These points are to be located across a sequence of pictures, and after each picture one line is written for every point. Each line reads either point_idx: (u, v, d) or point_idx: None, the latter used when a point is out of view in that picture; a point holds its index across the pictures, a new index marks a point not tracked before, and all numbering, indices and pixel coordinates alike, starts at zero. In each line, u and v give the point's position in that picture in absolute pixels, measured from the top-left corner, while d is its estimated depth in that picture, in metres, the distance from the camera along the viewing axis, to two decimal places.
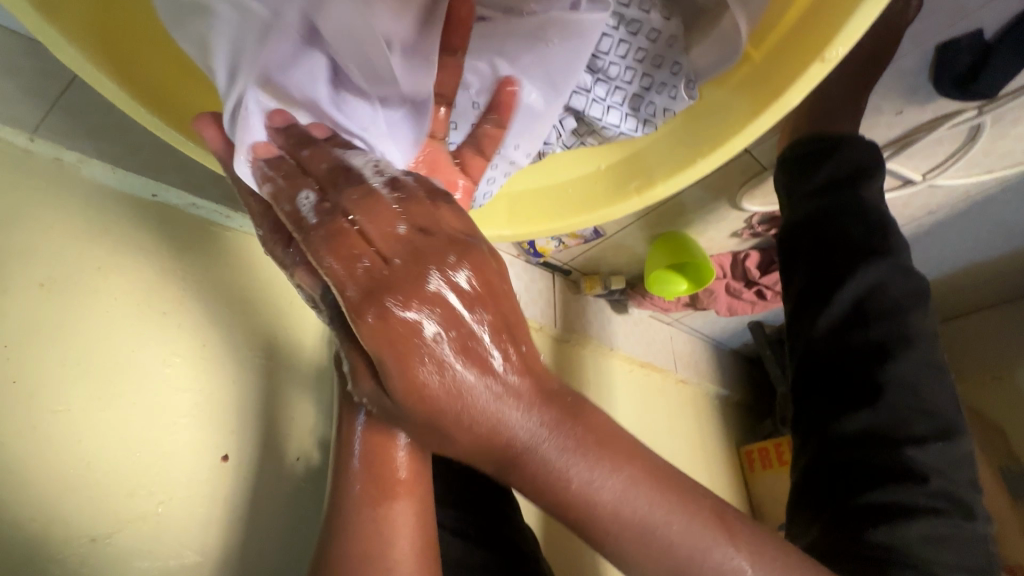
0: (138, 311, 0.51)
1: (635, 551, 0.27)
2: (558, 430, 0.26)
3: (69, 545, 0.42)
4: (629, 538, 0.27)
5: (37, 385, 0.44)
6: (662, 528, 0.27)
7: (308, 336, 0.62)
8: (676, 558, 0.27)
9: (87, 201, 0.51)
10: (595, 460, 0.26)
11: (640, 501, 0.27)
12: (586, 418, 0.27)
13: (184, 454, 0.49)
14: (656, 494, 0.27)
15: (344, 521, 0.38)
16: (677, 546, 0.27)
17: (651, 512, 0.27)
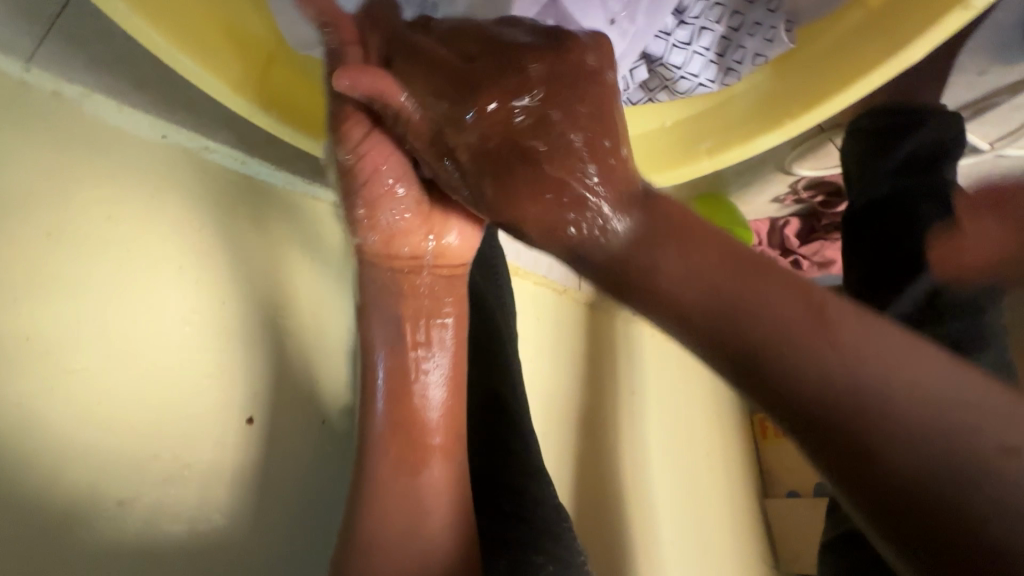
0: (153, 266, 0.47)
1: (885, 384, 0.24)
2: (758, 286, 0.28)
3: (97, 507, 0.40)
4: (880, 377, 0.24)
5: (52, 343, 0.40)
6: (859, 368, 0.25)
7: (329, 294, 0.59)
8: (898, 382, 0.24)
9: (93, 142, 0.47)
10: (803, 344, 0.26)
11: (838, 352, 0.25)
12: (785, 318, 0.27)
13: (208, 415, 0.47)
14: (875, 334, 0.26)
15: (370, 481, 0.43)
16: (890, 370, 0.24)
17: (837, 355, 0.25)
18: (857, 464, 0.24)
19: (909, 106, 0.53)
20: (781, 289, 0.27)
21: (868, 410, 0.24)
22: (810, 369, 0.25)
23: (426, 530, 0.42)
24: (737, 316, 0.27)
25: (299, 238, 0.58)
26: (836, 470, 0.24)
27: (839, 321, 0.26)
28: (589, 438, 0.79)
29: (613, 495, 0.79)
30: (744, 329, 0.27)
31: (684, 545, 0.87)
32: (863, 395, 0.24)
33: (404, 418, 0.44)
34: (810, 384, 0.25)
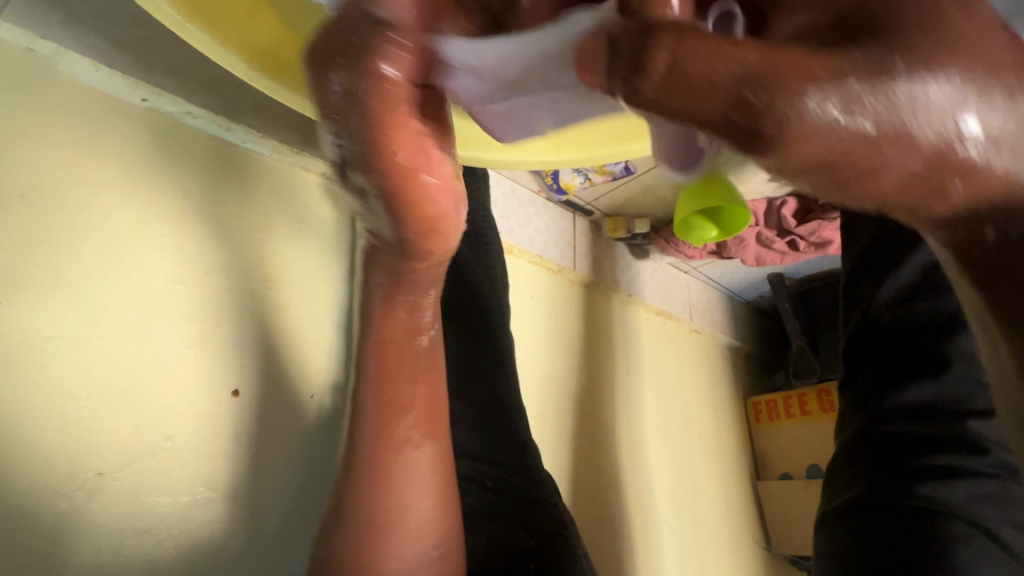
0: (134, 234, 0.46)
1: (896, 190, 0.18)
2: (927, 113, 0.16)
3: (73, 479, 0.39)
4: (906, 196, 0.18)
5: (25, 309, 0.39)
6: (930, 156, 0.17)
7: (322, 268, 0.57)
8: (913, 199, 0.18)
9: (69, 102, 0.45)
10: (877, 89, 0.16)
11: (905, 124, 0.16)
12: (863, 147, 0.16)
13: (192, 387, 0.45)
14: (958, 97, 0.16)
15: (358, 463, 0.40)
16: (911, 184, 0.17)
17: (909, 145, 0.16)
18: (990, 247, 0.19)
19: None
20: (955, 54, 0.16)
21: (922, 188, 0.18)
22: (976, 209, 0.18)
23: (413, 516, 0.40)
24: (848, 161, 0.16)
25: (289, 209, 0.56)
26: (973, 251, 0.20)
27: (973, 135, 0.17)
28: (585, 419, 0.79)
29: (609, 476, 0.78)
30: (853, 153, 0.16)
31: (679, 526, 0.87)
32: (1007, 211, 0.18)
33: (391, 398, 0.40)
34: (873, 190, 0.17)
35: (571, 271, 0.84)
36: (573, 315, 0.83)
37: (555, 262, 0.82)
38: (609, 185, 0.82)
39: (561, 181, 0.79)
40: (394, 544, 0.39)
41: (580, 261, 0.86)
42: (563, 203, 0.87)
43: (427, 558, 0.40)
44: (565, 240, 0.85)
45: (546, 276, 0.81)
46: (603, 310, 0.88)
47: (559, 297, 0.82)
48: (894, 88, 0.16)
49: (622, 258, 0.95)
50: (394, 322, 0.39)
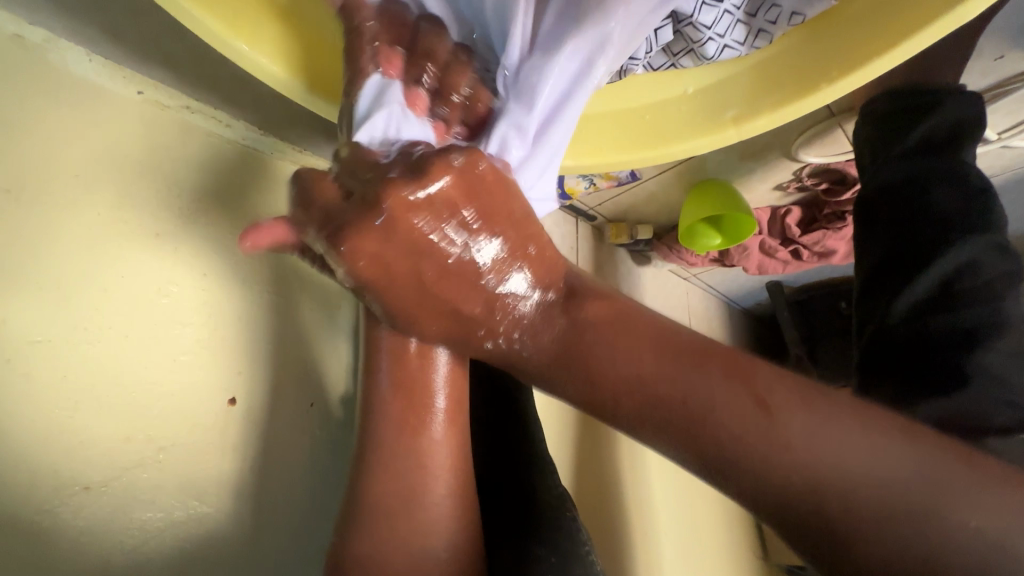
0: (126, 232, 0.43)
1: (842, 515, 0.26)
2: (758, 413, 0.29)
3: (58, 494, 0.36)
4: (832, 494, 0.27)
5: (9, 310, 0.37)
6: (866, 492, 0.26)
7: (324, 270, 0.55)
8: (796, 489, 0.27)
9: (59, 93, 0.42)
10: (741, 422, 0.29)
11: (828, 446, 0.27)
12: (712, 420, 0.30)
13: (185, 394, 0.43)
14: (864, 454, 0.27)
15: (372, 461, 0.39)
16: (824, 484, 0.27)
17: (849, 466, 0.27)
18: (715, 453, 0.29)
19: (925, 87, 0.51)
20: (720, 383, 0.30)
21: (798, 482, 0.27)
22: (824, 467, 0.27)
23: (432, 509, 0.39)
24: (701, 426, 0.30)
25: (289, 210, 0.54)
26: (733, 490, 0.29)
27: (787, 416, 0.29)
28: (587, 429, 0.77)
29: (610, 486, 0.77)
30: (703, 414, 0.30)
31: (680, 537, 0.86)
32: (775, 438, 0.28)
33: (408, 381, 0.39)
34: (748, 475, 0.28)
35: None
36: None
37: None
38: (613, 190, 0.81)
39: (566, 186, 0.78)
40: (411, 539, 0.38)
41: (582, 266, 0.85)
42: (566, 208, 0.86)
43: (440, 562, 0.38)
44: (567, 245, 0.84)
45: None
46: None
47: None
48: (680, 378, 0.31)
49: (623, 264, 0.94)
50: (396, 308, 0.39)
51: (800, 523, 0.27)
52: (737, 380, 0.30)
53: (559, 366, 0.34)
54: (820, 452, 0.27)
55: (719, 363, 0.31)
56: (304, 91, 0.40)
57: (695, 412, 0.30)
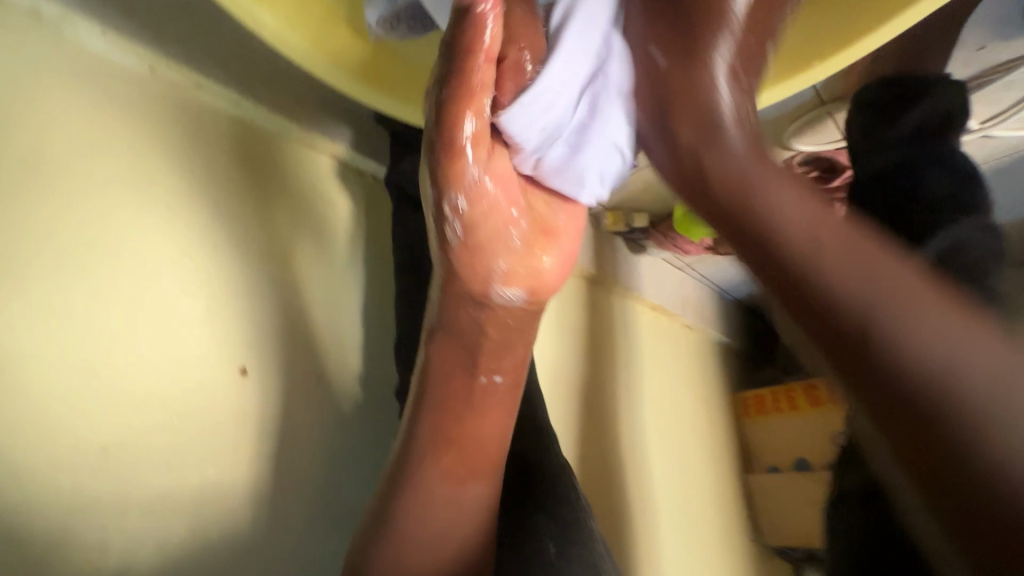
0: (141, 205, 0.44)
1: (894, 357, 0.21)
2: (873, 280, 0.23)
3: (76, 452, 0.37)
4: (885, 350, 0.21)
5: (30, 275, 0.38)
6: (881, 311, 0.22)
7: (334, 247, 0.55)
8: (860, 307, 0.23)
9: (75, 70, 0.43)
10: (842, 280, 0.23)
11: (865, 283, 0.23)
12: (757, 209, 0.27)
13: (198, 363, 0.44)
14: (940, 320, 0.21)
15: (402, 498, 0.35)
16: (906, 342, 0.21)
17: (868, 288, 0.23)
18: (846, 359, 0.22)
19: (912, 78, 0.53)
20: (925, 295, 0.22)
21: (854, 303, 0.23)
22: (853, 300, 0.23)
23: (458, 531, 0.36)
24: (867, 334, 0.22)
25: (300, 189, 0.54)
26: (889, 425, 0.21)
27: (930, 303, 0.22)
28: (586, 410, 0.79)
29: (609, 467, 0.79)
30: (798, 269, 0.24)
31: (676, 517, 0.88)
32: (900, 299, 0.22)
33: (451, 429, 0.36)
34: (842, 313, 0.23)
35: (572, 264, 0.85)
36: (575, 308, 0.83)
37: None
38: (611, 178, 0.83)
39: None
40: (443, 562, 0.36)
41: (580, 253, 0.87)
42: None
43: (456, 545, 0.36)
44: None
45: None
46: (604, 304, 0.89)
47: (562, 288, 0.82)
48: (773, 196, 0.26)
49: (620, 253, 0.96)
50: (452, 330, 0.35)
51: (940, 475, 0.19)
52: (749, 188, 0.27)
53: (754, 190, 0.27)
54: (941, 331, 0.21)
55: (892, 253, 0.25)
56: (318, 66, 0.41)
57: (835, 277, 0.23)
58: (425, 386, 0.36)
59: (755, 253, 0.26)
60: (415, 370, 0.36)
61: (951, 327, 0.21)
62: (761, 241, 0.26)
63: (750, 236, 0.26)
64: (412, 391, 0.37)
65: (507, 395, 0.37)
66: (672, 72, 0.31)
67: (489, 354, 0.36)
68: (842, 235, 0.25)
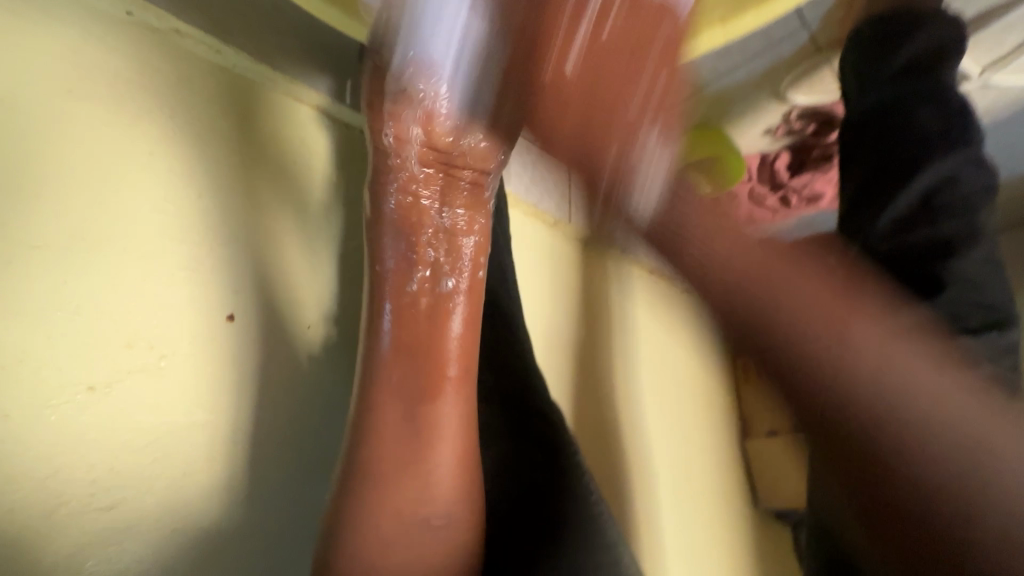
0: (122, 151, 0.44)
1: (936, 495, 0.26)
2: (888, 342, 0.27)
3: (63, 392, 0.37)
4: (930, 486, 0.26)
5: (11, 215, 0.37)
6: (936, 436, 0.26)
7: (316, 199, 0.55)
8: (942, 492, 0.25)
9: (48, 9, 0.42)
10: (848, 384, 0.27)
11: (925, 403, 0.26)
12: (769, 289, 0.29)
13: (185, 308, 0.44)
14: (942, 394, 0.26)
15: (368, 443, 0.39)
16: (944, 490, 0.25)
17: (933, 405, 0.26)
18: (873, 502, 0.27)
19: (908, 9, 0.53)
20: (811, 290, 0.29)
21: (906, 468, 0.26)
22: (820, 378, 0.27)
23: (438, 503, 0.39)
24: (861, 442, 0.27)
25: (283, 141, 0.54)
26: (888, 546, 0.28)
27: (857, 323, 0.28)
28: (581, 370, 0.79)
29: (606, 427, 0.79)
30: (847, 388, 0.27)
31: (673, 478, 0.88)
32: (841, 362, 0.27)
33: (425, 363, 0.42)
34: (884, 442, 0.26)
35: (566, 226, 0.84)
36: (569, 269, 0.83)
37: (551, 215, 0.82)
38: None
39: None
40: (405, 506, 0.39)
41: None
42: None
43: (433, 529, 0.39)
44: None
45: (542, 229, 0.80)
46: (598, 266, 0.88)
47: (556, 250, 0.82)
48: (839, 329, 0.28)
49: None
50: (410, 304, 0.42)
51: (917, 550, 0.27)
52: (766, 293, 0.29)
53: (755, 288, 0.29)
54: (881, 348, 0.27)
55: (825, 268, 0.30)
56: None
57: (807, 363, 0.28)
58: (388, 339, 0.42)
59: (784, 357, 0.28)
60: (371, 298, 0.43)
61: (912, 347, 0.27)
62: (767, 335, 0.29)
63: (789, 331, 0.28)
64: (370, 312, 0.43)
65: (459, 361, 0.43)
66: (523, 91, 0.34)
67: (423, 369, 0.42)
68: (840, 314, 0.28)
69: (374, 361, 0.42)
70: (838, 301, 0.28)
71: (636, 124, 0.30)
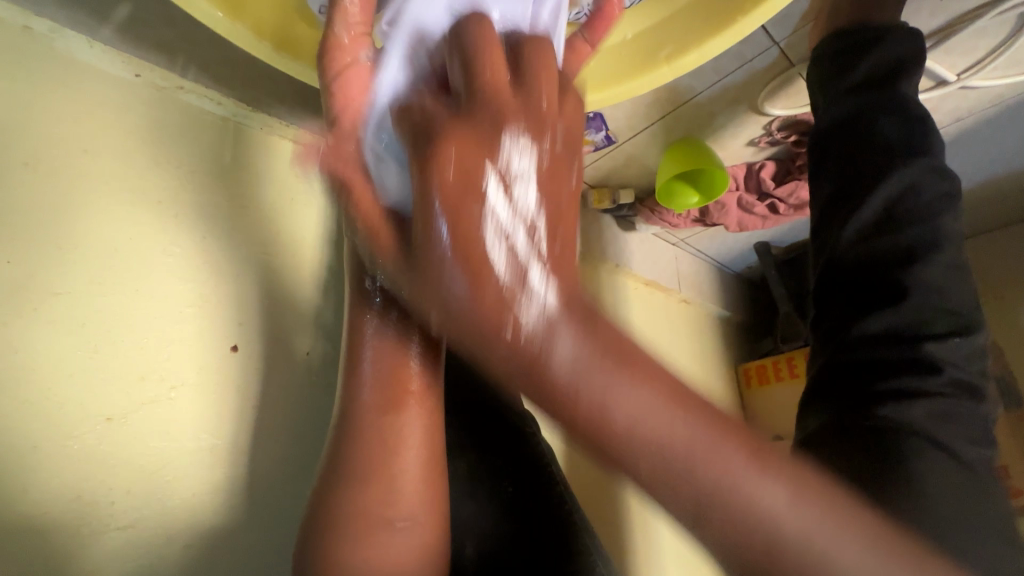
0: (134, 200, 0.48)
1: (648, 472, 0.25)
2: (586, 337, 0.24)
3: (84, 424, 0.41)
4: (644, 458, 0.24)
5: (36, 266, 0.42)
6: (664, 440, 0.24)
7: (312, 232, 0.59)
8: (662, 462, 0.24)
9: (66, 79, 0.47)
10: (619, 372, 0.25)
11: (595, 374, 0.24)
12: (596, 331, 0.25)
13: (194, 341, 0.48)
14: (668, 407, 0.25)
15: (350, 443, 0.41)
16: (670, 458, 0.24)
17: (645, 423, 0.24)
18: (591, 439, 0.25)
19: (868, 27, 0.54)
20: (690, 424, 0.25)
21: (568, 401, 0.24)
22: (656, 456, 0.24)
23: (400, 521, 0.40)
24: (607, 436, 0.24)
25: (279, 181, 0.58)
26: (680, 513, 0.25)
27: (628, 397, 0.24)
28: None
29: None
30: (539, 364, 0.24)
31: None
32: (708, 456, 0.24)
33: (391, 374, 0.42)
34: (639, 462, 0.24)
35: None
36: None
37: None
38: (591, 155, 0.84)
39: None
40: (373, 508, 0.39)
41: None
42: None
43: (399, 533, 0.40)
44: None
45: None
46: (592, 279, 0.91)
47: None
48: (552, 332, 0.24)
49: (608, 229, 0.97)
50: (387, 358, 0.42)
51: (665, 489, 0.24)
52: (592, 329, 0.24)
53: (588, 374, 0.24)
54: (649, 412, 0.25)
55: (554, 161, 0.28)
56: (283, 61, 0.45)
57: (611, 419, 0.24)
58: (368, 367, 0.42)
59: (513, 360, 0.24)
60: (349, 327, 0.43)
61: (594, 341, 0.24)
62: (543, 388, 0.24)
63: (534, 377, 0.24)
64: (347, 352, 0.43)
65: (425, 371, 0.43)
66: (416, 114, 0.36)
67: (376, 388, 0.42)
68: (617, 345, 0.25)
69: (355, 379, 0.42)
70: (566, 293, 0.25)
71: (547, 182, 0.27)
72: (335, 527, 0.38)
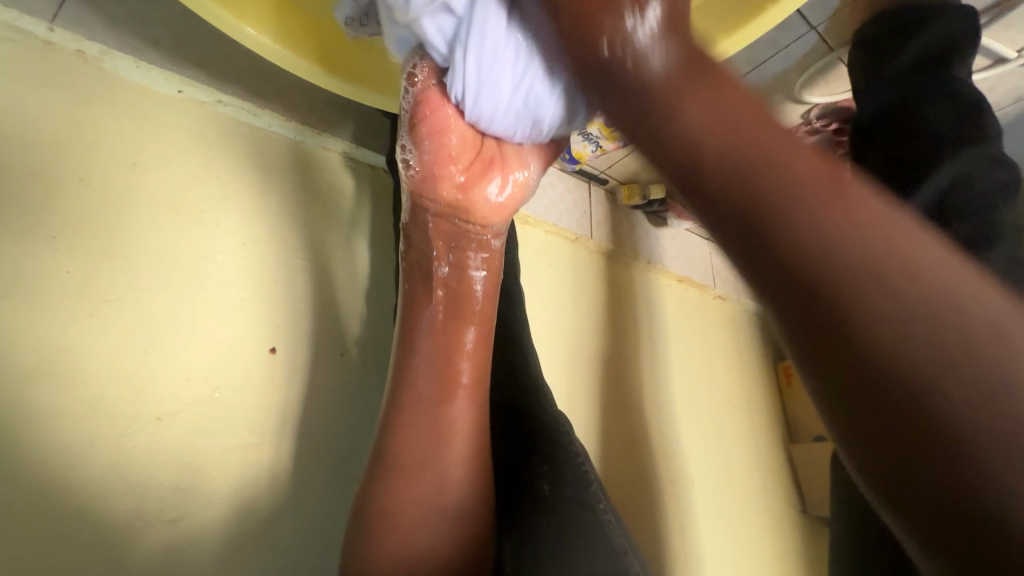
0: (179, 210, 0.51)
1: (877, 320, 0.20)
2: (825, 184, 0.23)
3: (136, 423, 0.44)
4: (902, 309, 0.20)
5: (91, 276, 0.45)
6: (882, 244, 0.21)
7: (344, 236, 0.60)
8: (925, 290, 0.20)
9: (114, 98, 0.50)
10: (820, 199, 0.22)
11: (842, 224, 0.22)
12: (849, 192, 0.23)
13: (235, 344, 0.50)
14: (855, 222, 0.22)
15: (398, 430, 0.42)
16: (927, 276, 0.20)
17: (865, 243, 0.21)
18: (903, 454, 0.19)
19: (912, 8, 0.52)
20: (820, 187, 0.23)
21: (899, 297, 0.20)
22: (911, 342, 0.20)
23: (445, 506, 0.41)
24: (848, 305, 0.20)
25: (314, 185, 0.60)
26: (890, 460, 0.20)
27: (849, 185, 0.23)
28: (609, 381, 0.80)
29: (636, 436, 0.80)
30: (767, 180, 0.23)
31: (712, 488, 0.87)
32: (923, 313, 0.20)
33: (445, 364, 0.43)
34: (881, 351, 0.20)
35: (587, 240, 0.86)
36: (593, 283, 0.85)
37: (571, 231, 0.84)
38: (620, 151, 0.83)
39: (573, 150, 0.82)
40: (417, 491, 0.41)
41: (596, 229, 0.88)
42: (576, 173, 0.89)
43: (449, 526, 0.41)
44: (580, 210, 0.87)
45: (564, 245, 0.83)
46: (623, 277, 0.89)
47: (579, 264, 0.84)
48: (850, 197, 0.22)
49: (640, 225, 0.95)
50: (439, 341, 0.44)
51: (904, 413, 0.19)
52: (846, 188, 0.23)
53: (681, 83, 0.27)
54: (749, 125, 0.25)
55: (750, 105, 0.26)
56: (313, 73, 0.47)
57: (894, 277, 0.20)
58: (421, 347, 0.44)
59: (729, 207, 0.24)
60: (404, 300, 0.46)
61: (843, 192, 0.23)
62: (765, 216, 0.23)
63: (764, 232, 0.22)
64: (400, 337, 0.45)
65: (473, 357, 0.45)
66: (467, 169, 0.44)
67: (429, 368, 0.43)
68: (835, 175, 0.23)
69: (408, 370, 0.44)
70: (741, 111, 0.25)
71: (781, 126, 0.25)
72: (381, 511, 0.40)
